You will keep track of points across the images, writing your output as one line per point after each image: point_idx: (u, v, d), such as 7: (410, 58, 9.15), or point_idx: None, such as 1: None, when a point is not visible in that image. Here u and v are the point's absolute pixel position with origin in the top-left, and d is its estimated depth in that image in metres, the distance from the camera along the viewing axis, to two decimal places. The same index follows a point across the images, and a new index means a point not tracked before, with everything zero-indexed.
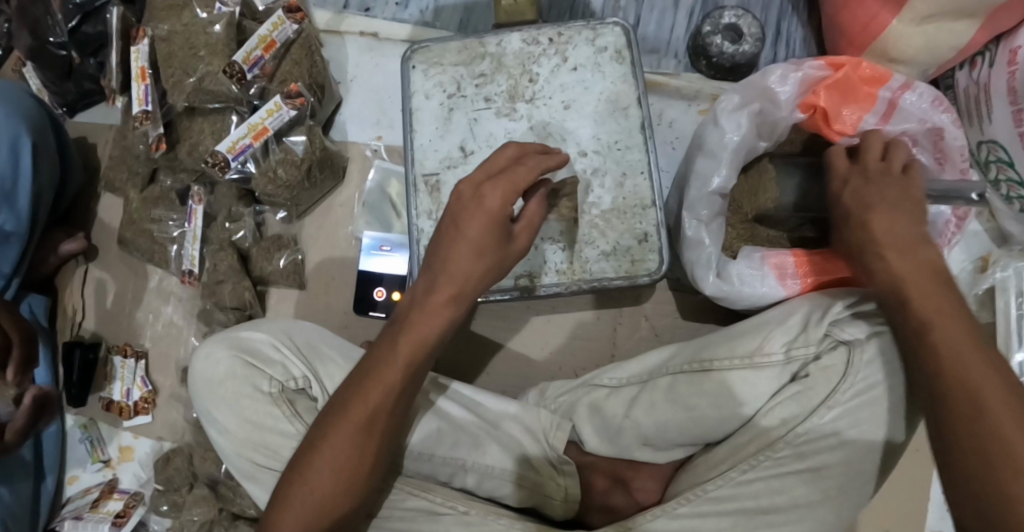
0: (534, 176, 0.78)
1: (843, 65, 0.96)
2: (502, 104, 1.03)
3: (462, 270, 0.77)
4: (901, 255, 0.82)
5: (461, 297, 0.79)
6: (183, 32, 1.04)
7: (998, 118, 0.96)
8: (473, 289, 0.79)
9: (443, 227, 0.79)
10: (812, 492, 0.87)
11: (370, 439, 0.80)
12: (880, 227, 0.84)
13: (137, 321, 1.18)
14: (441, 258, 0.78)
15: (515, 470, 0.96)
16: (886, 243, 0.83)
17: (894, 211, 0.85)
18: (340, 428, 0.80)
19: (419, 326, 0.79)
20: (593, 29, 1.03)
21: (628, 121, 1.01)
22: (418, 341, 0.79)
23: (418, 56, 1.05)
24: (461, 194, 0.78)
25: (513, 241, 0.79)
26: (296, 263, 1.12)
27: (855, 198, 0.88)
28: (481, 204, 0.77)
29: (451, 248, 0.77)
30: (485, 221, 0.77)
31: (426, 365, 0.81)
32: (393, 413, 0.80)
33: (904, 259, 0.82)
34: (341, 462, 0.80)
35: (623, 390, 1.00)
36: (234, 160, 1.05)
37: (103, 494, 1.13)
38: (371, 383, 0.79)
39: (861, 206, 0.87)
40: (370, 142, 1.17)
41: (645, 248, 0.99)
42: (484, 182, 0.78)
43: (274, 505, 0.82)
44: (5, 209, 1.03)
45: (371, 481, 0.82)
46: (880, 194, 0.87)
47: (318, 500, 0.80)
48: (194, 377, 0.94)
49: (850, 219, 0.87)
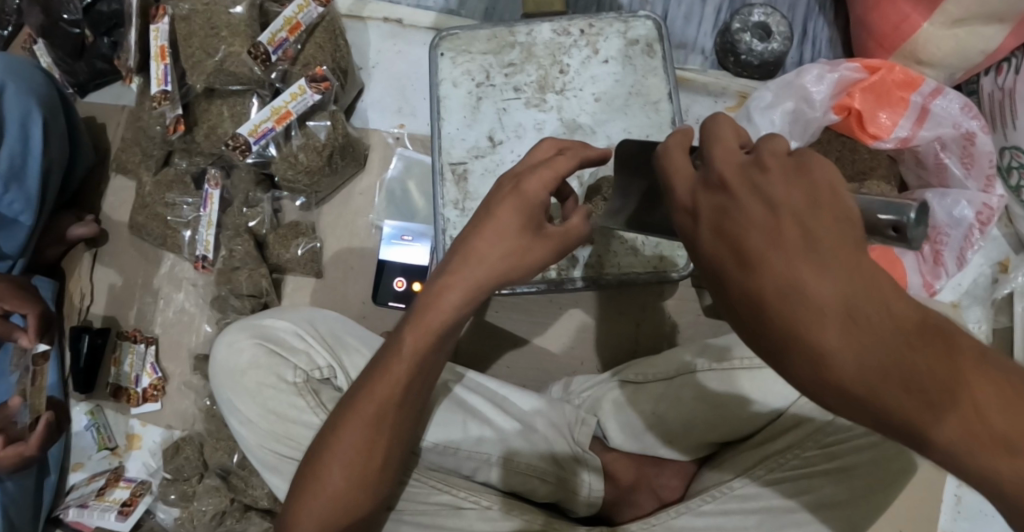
0: (573, 166, 0.76)
1: (878, 69, 0.96)
2: (531, 95, 1.02)
3: (496, 261, 0.75)
4: (860, 367, 0.50)
5: (476, 289, 0.76)
6: (205, 12, 1.01)
7: (1022, 124, 0.96)
8: (508, 270, 0.75)
9: (478, 215, 0.76)
10: (839, 492, 0.86)
11: (377, 434, 0.79)
12: (815, 326, 0.51)
13: (146, 307, 1.15)
14: (470, 246, 0.75)
15: (541, 466, 0.94)
16: (835, 336, 0.50)
17: (792, 285, 0.51)
18: (350, 422, 0.79)
19: (440, 313, 0.76)
20: (624, 21, 1.02)
21: (659, 116, 1.00)
22: (426, 332, 0.76)
23: (445, 43, 1.03)
24: (501, 184, 0.77)
25: (543, 236, 0.76)
26: (314, 251, 1.10)
27: (720, 226, 0.55)
28: (523, 191, 0.75)
29: (477, 234, 0.75)
30: (523, 209, 0.75)
31: (437, 358, 0.79)
32: (403, 406, 0.79)
33: (870, 368, 0.50)
34: (350, 456, 0.79)
35: (648, 387, 0.98)
36: (255, 144, 1.03)
37: (109, 482, 1.09)
38: (381, 374, 0.78)
39: (748, 287, 0.53)
40: (391, 130, 1.15)
41: (675, 244, 0.98)
42: (524, 172, 0.76)
43: (290, 503, 0.81)
44: (14, 188, 1.01)
45: (383, 477, 0.81)
46: (788, 237, 0.52)
47: (332, 499, 0.79)
48: (216, 364, 0.92)
49: (734, 303, 0.54)
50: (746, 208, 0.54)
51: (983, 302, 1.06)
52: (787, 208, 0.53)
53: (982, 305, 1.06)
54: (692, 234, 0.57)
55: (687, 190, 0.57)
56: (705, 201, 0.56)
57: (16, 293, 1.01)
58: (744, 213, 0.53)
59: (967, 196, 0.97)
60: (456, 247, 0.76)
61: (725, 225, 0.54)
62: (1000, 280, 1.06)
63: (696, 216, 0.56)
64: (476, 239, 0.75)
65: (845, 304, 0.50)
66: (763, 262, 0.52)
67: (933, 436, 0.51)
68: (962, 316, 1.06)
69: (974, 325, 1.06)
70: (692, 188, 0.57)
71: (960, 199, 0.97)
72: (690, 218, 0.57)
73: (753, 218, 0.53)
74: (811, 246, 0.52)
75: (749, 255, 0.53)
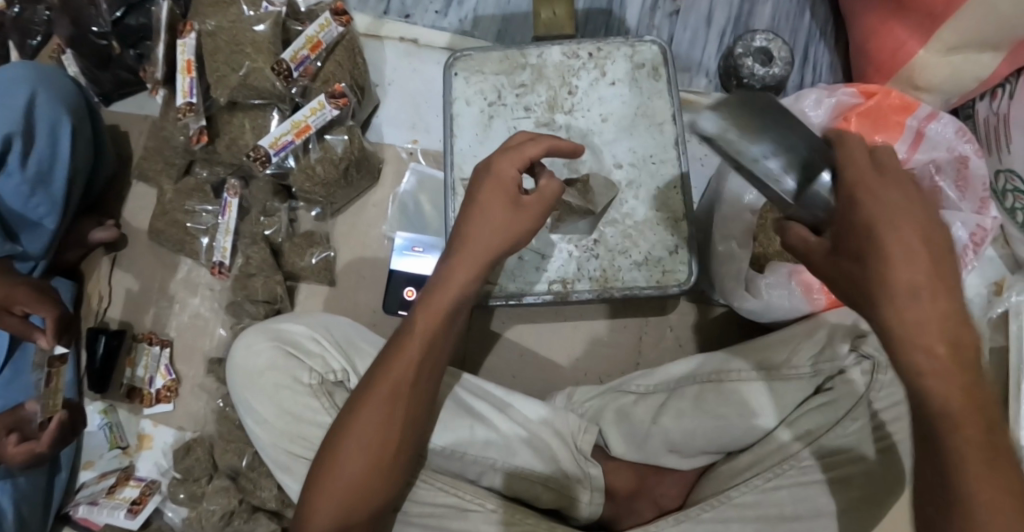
0: (541, 151, 0.83)
1: (874, 94, 1.00)
2: (541, 114, 1.06)
3: (490, 241, 0.83)
4: (953, 361, 0.61)
5: (477, 267, 0.83)
6: (231, 29, 1.05)
7: (1017, 149, 1.00)
8: (499, 242, 0.83)
9: (467, 200, 0.85)
10: (836, 502, 0.90)
11: (395, 415, 0.84)
12: (936, 316, 0.62)
13: (162, 311, 1.19)
14: (465, 230, 0.83)
15: (545, 473, 0.97)
16: (943, 332, 0.61)
17: (938, 287, 0.62)
18: (367, 404, 0.84)
19: (448, 294, 0.83)
20: (631, 45, 1.06)
21: (663, 136, 1.04)
22: (437, 314, 0.83)
23: (459, 63, 1.08)
24: (481, 169, 0.84)
25: (524, 212, 0.83)
26: (328, 260, 1.14)
27: (886, 211, 0.64)
28: (494, 175, 0.83)
29: (468, 220, 0.83)
30: (503, 195, 0.83)
31: (445, 343, 0.85)
32: (416, 387, 0.84)
33: (957, 367, 0.61)
34: (368, 438, 0.83)
35: (650, 397, 1.02)
36: (275, 156, 1.07)
37: (119, 481, 1.12)
38: (395, 355, 0.84)
39: (898, 269, 0.63)
40: (405, 145, 1.19)
41: (676, 259, 1.01)
42: (496, 156, 0.84)
43: (308, 489, 0.85)
44: (41, 192, 1.05)
45: (399, 462, 0.85)
46: (936, 251, 0.63)
47: (350, 479, 0.83)
48: (234, 365, 0.96)
49: (878, 279, 0.63)
50: (917, 214, 0.64)
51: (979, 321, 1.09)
52: (935, 233, 0.64)
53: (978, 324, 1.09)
54: (863, 206, 0.65)
55: (860, 170, 0.66)
56: (877, 187, 0.65)
57: (35, 295, 1.03)
58: (907, 216, 0.64)
59: (961, 218, 0.98)
60: (454, 235, 0.84)
61: (888, 213, 0.64)
62: (996, 299, 1.09)
63: (872, 199, 0.65)
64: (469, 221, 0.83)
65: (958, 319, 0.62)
66: (916, 255, 0.63)
67: (956, 444, 0.62)
68: None
69: None
70: (871, 177, 0.66)
71: (954, 220, 0.98)
72: (863, 198, 0.65)
73: (914, 223, 0.64)
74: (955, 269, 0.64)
75: (903, 245, 0.63)
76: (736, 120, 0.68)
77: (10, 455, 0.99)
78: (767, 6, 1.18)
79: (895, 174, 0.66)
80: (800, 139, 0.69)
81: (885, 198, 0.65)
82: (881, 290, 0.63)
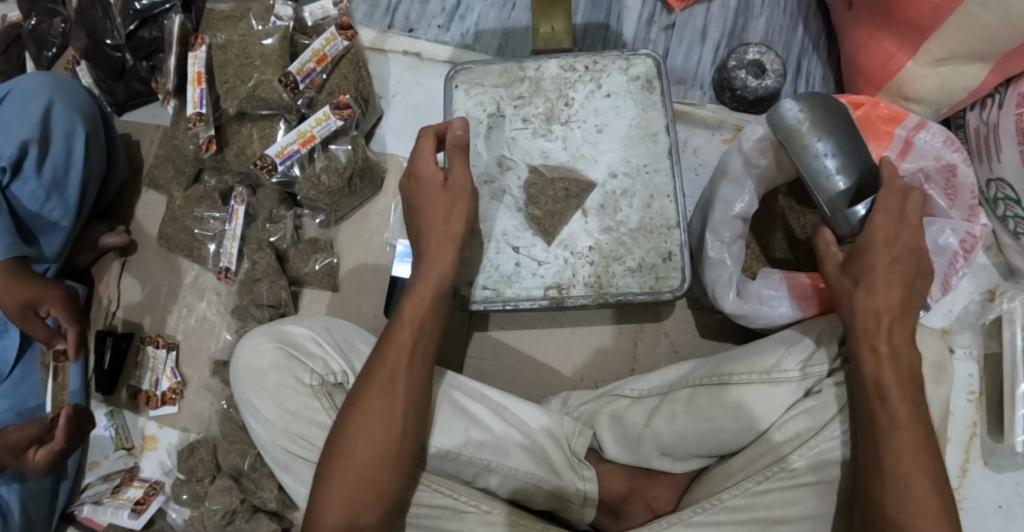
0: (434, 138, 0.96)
1: (862, 104, 1.04)
2: (538, 125, 1.09)
3: (449, 222, 0.93)
4: (890, 361, 0.84)
5: (449, 249, 0.92)
6: (241, 42, 1.09)
7: (1007, 159, 1.01)
8: (451, 229, 0.93)
9: (420, 199, 0.94)
10: (823, 505, 0.92)
11: (395, 401, 0.87)
12: (900, 324, 0.85)
13: (171, 314, 1.22)
14: (430, 221, 0.93)
15: (538, 475, 0.99)
16: (897, 336, 0.85)
17: (898, 316, 0.85)
18: (368, 392, 0.87)
19: (429, 279, 0.91)
20: (626, 59, 1.09)
21: (657, 147, 1.06)
22: (423, 300, 0.90)
23: (460, 76, 1.11)
24: (416, 174, 0.95)
25: (451, 189, 0.93)
26: (331, 266, 1.17)
27: (895, 244, 0.87)
28: (423, 173, 0.94)
29: (432, 214, 0.93)
30: (434, 186, 0.93)
31: (434, 324, 0.91)
32: (412, 371, 0.88)
33: (902, 364, 0.84)
34: (372, 428, 0.86)
35: (644, 401, 1.03)
36: (281, 164, 1.11)
37: (124, 481, 1.15)
38: (390, 342, 0.89)
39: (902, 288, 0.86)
40: (407, 155, 1.22)
41: (669, 266, 1.03)
42: (418, 155, 0.95)
43: (318, 488, 0.87)
44: (55, 197, 1.09)
45: (405, 450, 0.87)
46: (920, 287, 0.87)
47: (360, 469, 0.85)
48: (238, 364, 0.99)
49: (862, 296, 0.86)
50: (912, 262, 0.87)
51: (972, 328, 1.10)
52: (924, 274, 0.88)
53: (972, 331, 1.10)
54: (884, 232, 0.87)
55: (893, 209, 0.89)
56: (897, 228, 0.88)
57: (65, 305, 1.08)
58: (903, 252, 0.87)
59: (952, 225, 0.99)
60: (419, 231, 0.94)
61: (893, 250, 0.87)
62: (988, 306, 1.10)
63: (885, 242, 0.87)
64: (429, 213, 0.93)
65: (907, 334, 0.85)
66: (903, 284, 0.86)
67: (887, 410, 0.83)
68: (952, 341, 1.10)
69: (964, 351, 1.10)
70: (885, 220, 0.88)
71: (945, 227, 0.99)
72: (880, 240, 0.87)
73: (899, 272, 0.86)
74: (918, 302, 0.87)
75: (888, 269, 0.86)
76: (809, 118, 0.93)
77: (33, 462, 1.02)
78: (760, 21, 1.21)
79: (912, 227, 0.88)
80: (855, 154, 0.92)
81: (893, 242, 0.87)
82: (857, 304, 0.86)
